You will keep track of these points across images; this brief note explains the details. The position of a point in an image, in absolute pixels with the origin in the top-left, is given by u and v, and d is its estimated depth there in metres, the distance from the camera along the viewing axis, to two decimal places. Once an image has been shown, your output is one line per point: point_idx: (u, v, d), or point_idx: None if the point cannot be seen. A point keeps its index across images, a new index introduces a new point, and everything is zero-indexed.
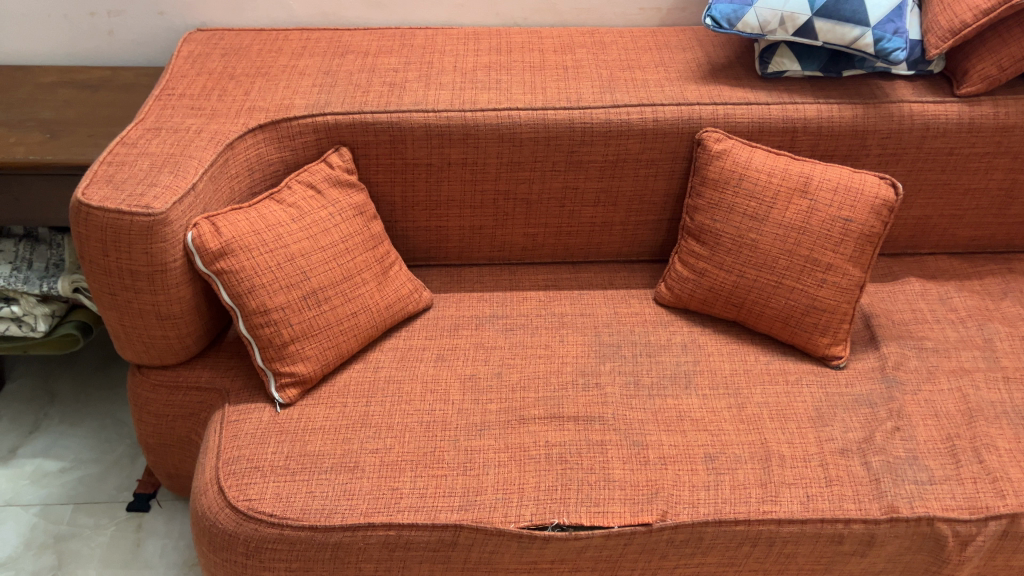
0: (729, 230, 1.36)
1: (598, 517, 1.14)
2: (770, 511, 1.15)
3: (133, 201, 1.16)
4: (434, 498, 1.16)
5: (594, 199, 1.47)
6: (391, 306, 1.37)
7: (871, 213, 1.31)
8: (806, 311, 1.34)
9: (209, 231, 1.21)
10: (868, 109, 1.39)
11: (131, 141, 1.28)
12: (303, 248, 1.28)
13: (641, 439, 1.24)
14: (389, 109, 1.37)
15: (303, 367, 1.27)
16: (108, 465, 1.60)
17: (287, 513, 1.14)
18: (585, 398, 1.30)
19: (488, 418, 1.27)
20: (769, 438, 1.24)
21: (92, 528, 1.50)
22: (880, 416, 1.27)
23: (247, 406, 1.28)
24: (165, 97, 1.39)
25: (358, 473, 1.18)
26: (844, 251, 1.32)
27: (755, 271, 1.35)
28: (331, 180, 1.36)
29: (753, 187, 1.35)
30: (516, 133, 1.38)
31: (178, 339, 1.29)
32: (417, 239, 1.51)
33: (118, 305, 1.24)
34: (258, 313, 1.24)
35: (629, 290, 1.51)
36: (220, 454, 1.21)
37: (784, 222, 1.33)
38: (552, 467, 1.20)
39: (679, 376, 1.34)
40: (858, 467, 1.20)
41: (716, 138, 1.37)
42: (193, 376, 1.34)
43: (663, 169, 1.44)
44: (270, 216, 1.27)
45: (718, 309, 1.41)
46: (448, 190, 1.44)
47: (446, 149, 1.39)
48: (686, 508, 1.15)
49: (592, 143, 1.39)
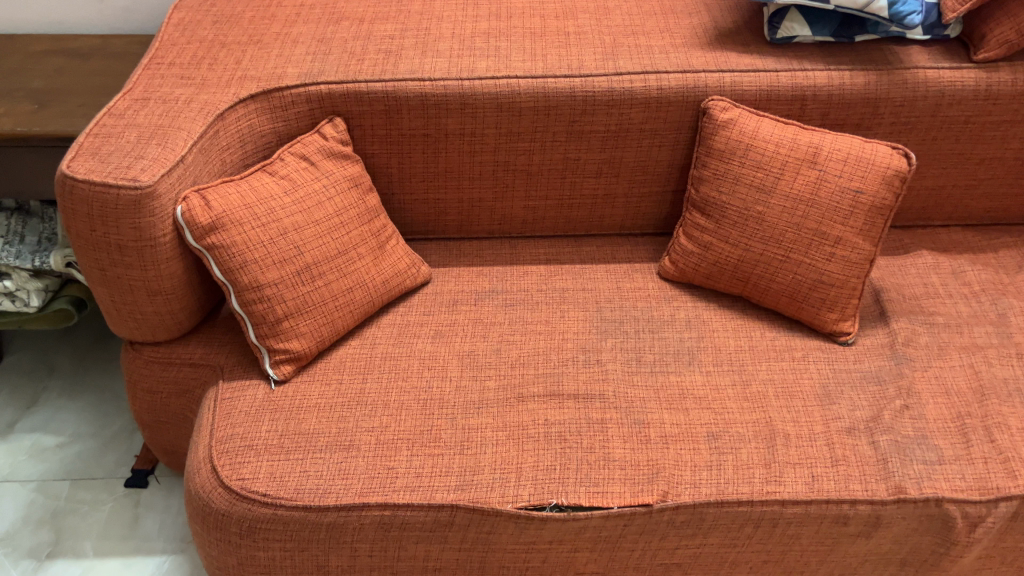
0: (734, 202, 1.32)
1: (597, 497, 1.12)
2: (774, 492, 1.12)
3: (120, 174, 1.13)
4: (431, 477, 1.14)
5: (595, 169, 1.43)
6: (388, 281, 1.34)
7: (883, 183, 1.26)
8: (814, 285, 1.30)
9: (198, 205, 1.18)
10: (881, 76, 1.34)
11: (118, 111, 1.24)
12: (295, 221, 1.24)
13: (643, 417, 1.21)
14: (384, 78, 1.33)
15: (298, 344, 1.25)
16: (106, 440, 1.59)
17: (280, 492, 1.12)
18: (585, 375, 1.27)
19: (486, 396, 1.24)
20: (774, 417, 1.21)
21: (89, 504, 1.48)
22: (889, 394, 1.24)
23: (242, 383, 1.26)
24: (155, 66, 1.35)
25: (353, 452, 1.16)
26: (853, 224, 1.27)
27: (760, 245, 1.31)
28: (325, 152, 1.32)
29: (760, 157, 1.30)
30: (516, 102, 1.33)
31: (170, 315, 1.26)
32: (414, 212, 1.48)
33: (108, 281, 1.21)
34: (250, 289, 1.21)
35: (632, 263, 1.47)
36: (213, 432, 1.19)
37: (792, 194, 1.29)
38: (551, 446, 1.17)
39: (682, 353, 1.31)
40: (865, 446, 1.17)
41: (722, 107, 1.32)
42: (187, 352, 1.32)
43: (667, 139, 1.39)
44: (262, 190, 1.24)
45: (723, 284, 1.37)
46: (446, 161, 1.40)
47: (443, 119, 1.35)
48: (687, 488, 1.12)
49: (594, 113, 1.35)
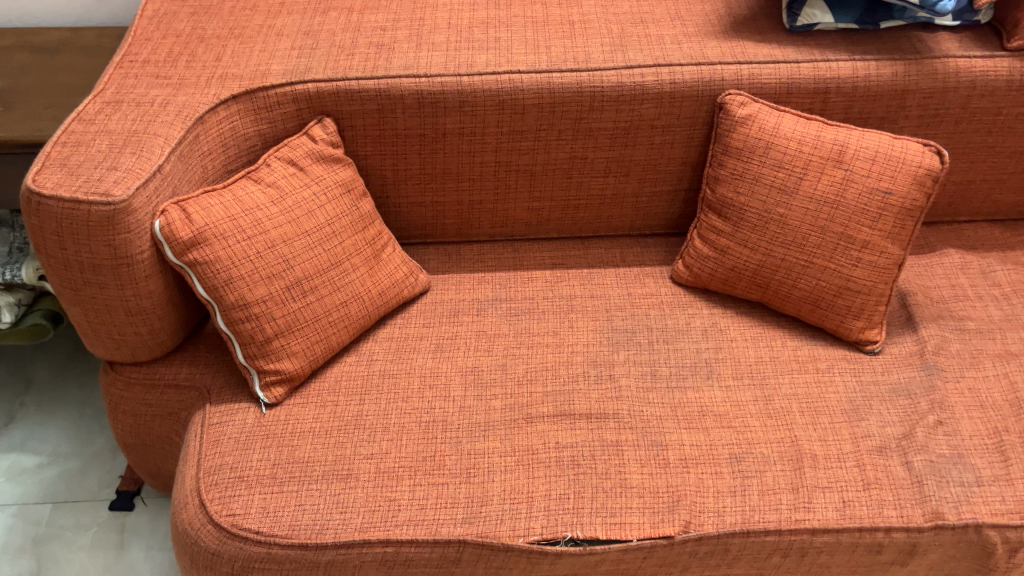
0: (753, 204, 1.24)
1: (615, 529, 1.04)
2: (803, 520, 1.05)
3: (90, 187, 1.04)
4: (436, 510, 1.06)
5: (603, 168, 1.34)
6: (384, 292, 1.26)
7: (914, 184, 1.17)
8: (839, 291, 1.22)
9: (178, 218, 1.08)
10: (909, 66, 1.25)
11: (88, 116, 1.14)
12: (284, 233, 1.15)
13: (660, 438, 1.14)
14: (376, 75, 1.23)
15: (289, 364, 1.17)
16: (88, 459, 1.50)
17: (274, 529, 1.04)
18: (597, 393, 1.19)
19: (492, 417, 1.16)
20: (800, 435, 1.14)
21: (72, 529, 1.40)
22: (921, 408, 1.16)
23: (230, 407, 1.18)
24: (127, 64, 1.25)
25: (352, 483, 1.09)
26: (882, 227, 1.19)
27: (782, 249, 1.23)
28: (314, 155, 1.22)
29: (781, 156, 1.21)
30: (518, 100, 1.24)
31: (150, 335, 1.17)
32: (411, 216, 1.39)
33: (82, 302, 1.12)
34: (237, 307, 1.13)
35: (643, 267, 1.39)
36: (201, 463, 1.11)
37: (816, 195, 1.20)
38: (563, 472, 1.10)
39: (699, 366, 1.23)
40: (898, 467, 1.10)
41: (740, 102, 1.23)
42: (170, 373, 1.23)
43: (681, 136, 1.30)
44: (247, 199, 1.15)
45: (740, 290, 1.29)
46: (444, 162, 1.31)
47: (440, 118, 1.25)
48: (711, 517, 1.05)
49: (603, 109, 1.26)
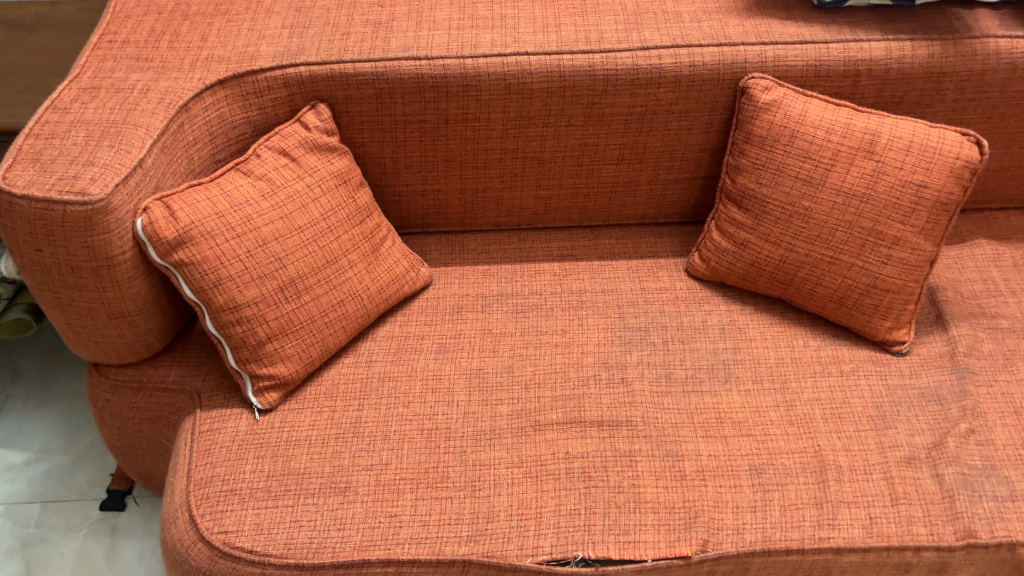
0: (776, 196, 1.16)
1: (628, 549, 0.98)
2: (828, 539, 0.99)
3: (66, 185, 0.96)
4: (439, 527, 1.00)
5: (616, 156, 1.26)
6: (383, 289, 1.19)
7: (950, 176, 1.09)
8: (866, 290, 1.15)
9: (162, 216, 1.01)
10: (946, 46, 1.16)
11: (62, 104, 1.06)
12: (275, 230, 1.08)
13: (676, 448, 1.08)
14: (374, 57, 1.14)
15: (284, 368, 1.10)
16: (78, 456, 1.45)
17: (269, 548, 0.99)
18: (608, 398, 1.13)
19: (498, 424, 1.10)
20: (824, 445, 1.08)
21: (62, 531, 1.36)
22: (952, 415, 1.10)
23: (222, 413, 1.12)
24: (105, 45, 1.16)
25: (350, 497, 1.03)
26: (915, 223, 1.11)
27: (806, 244, 1.15)
28: (307, 144, 1.14)
29: (808, 146, 1.13)
30: (526, 84, 1.15)
31: (136, 337, 1.11)
32: (411, 204, 1.31)
33: (62, 304, 1.05)
34: (227, 309, 1.06)
35: (656, 259, 1.31)
36: (191, 474, 1.05)
37: (844, 188, 1.12)
38: (574, 485, 1.04)
39: (717, 368, 1.17)
40: (928, 480, 1.04)
41: (764, 87, 1.15)
42: (159, 375, 1.17)
43: (699, 121, 1.22)
44: (236, 194, 1.07)
45: (761, 285, 1.22)
46: (446, 149, 1.23)
47: (442, 104, 1.17)
48: (730, 535, 0.99)
49: (616, 94, 1.17)
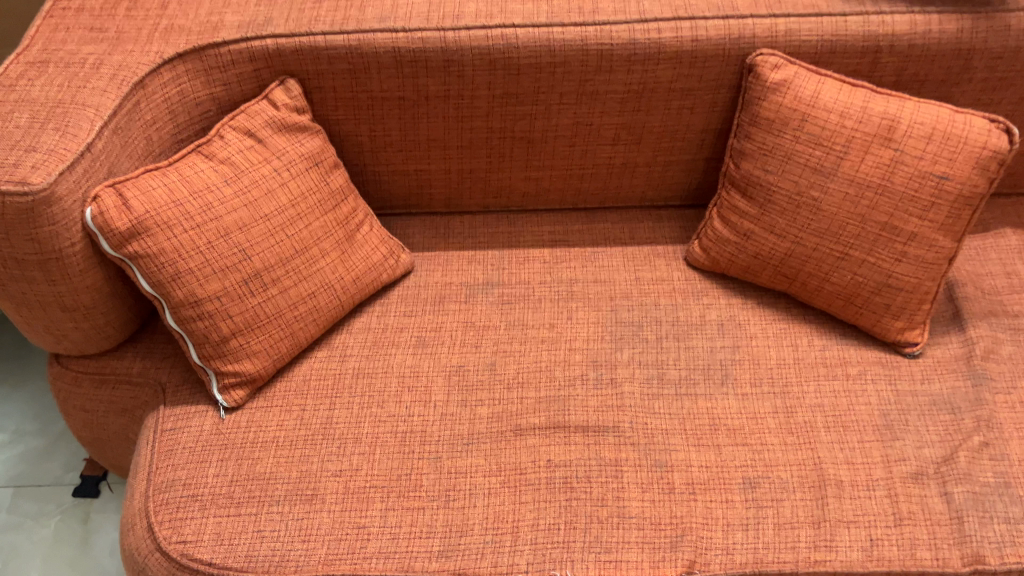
0: (783, 184, 1.07)
1: (609, 569, 0.92)
2: (823, 562, 0.92)
3: (6, 174, 0.88)
4: (409, 540, 0.95)
5: (612, 135, 1.17)
6: (359, 279, 1.11)
7: (975, 168, 0.99)
8: (878, 288, 1.06)
9: (114, 205, 0.93)
10: (977, 21, 1.05)
11: (8, 81, 0.98)
12: (239, 219, 1.00)
13: (665, 458, 1.01)
14: (347, 28, 1.05)
15: (250, 365, 1.04)
16: (53, 439, 1.41)
17: (229, 561, 0.93)
18: (595, 401, 1.06)
19: (476, 429, 1.04)
20: (824, 457, 1.00)
21: (35, 518, 1.32)
22: (965, 426, 1.02)
23: (186, 411, 1.06)
24: (59, 13, 1.08)
25: (317, 506, 0.97)
26: (934, 218, 1.01)
27: (814, 238, 1.07)
28: (275, 124, 1.06)
29: (819, 131, 1.03)
30: (513, 59, 1.06)
31: (95, 329, 1.04)
32: (393, 184, 1.23)
33: (13, 297, 0.98)
34: (187, 304, 0.99)
35: (654, 246, 1.23)
36: (151, 477, 1.00)
37: (858, 178, 1.03)
38: (554, 498, 0.97)
39: (713, 369, 1.09)
40: (935, 499, 0.97)
41: (773, 65, 1.05)
42: (122, 367, 1.11)
43: (702, 100, 1.12)
44: (196, 180, 0.99)
45: (764, 279, 1.14)
46: (428, 127, 1.14)
47: (422, 79, 1.08)
48: (719, 555, 0.93)
49: (611, 70, 1.08)
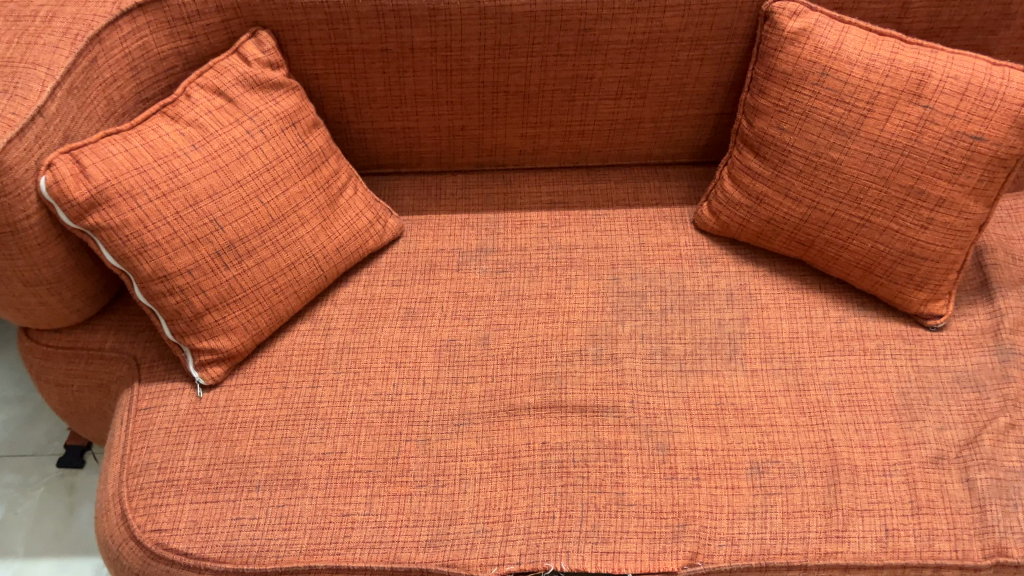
0: (800, 144, 0.98)
1: (606, 560, 0.87)
2: (834, 554, 0.87)
3: None
4: (395, 529, 0.89)
5: (615, 89, 1.08)
6: (342, 247, 1.04)
7: (1012, 127, 0.90)
8: (900, 257, 0.98)
9: (69, 174, 0.85)
10: None
11: None
12: (209, 186, 0.93)
13: (668, 441, 0.95)
14: None
15: (227, 342, 0.97)
16: (36, 407, 1.36)
17: (206, 552, 0.88)
18: (594, 378, 0.99)
19: (467, 408, 0.98)
20: (838, 439, 0.94)
21: (18, 489, 1.28)
22: (991, 405, 0.95)
23: (162, 389, 1.00)
24: None
25: (298, 492, 0.92)
26: (965, 182, 0.92)
27: (833, 203, 0.98)
28: (246, 81, 0.98)
29: (841, 86, 0.94)
30: (504, 6, 0.97)
31: (61, 303, 0.98)
32: (380, 143, 1.15)
33: None
34: (156, 279, 0.92)
35: (659, 209, 1.15)
36: (125, 460, 0.95)
37: (883, 138, 0.94)
38: (549, 483, 0.92)
39: (721, 343, 1.02)
40: (956, 485, 0.90)
41: (792, 12, 0.95)
42: (95, 341, 1.05)
43: (713, 51, 1.03)
44: (161, 144, 0.92)
45: (777, 245, 1.06)
46: (414, 81, 1.06)
47: (406, 30, 0.99)
48: (723, 546, 0.87)
49: (613, 18, 0.98)
